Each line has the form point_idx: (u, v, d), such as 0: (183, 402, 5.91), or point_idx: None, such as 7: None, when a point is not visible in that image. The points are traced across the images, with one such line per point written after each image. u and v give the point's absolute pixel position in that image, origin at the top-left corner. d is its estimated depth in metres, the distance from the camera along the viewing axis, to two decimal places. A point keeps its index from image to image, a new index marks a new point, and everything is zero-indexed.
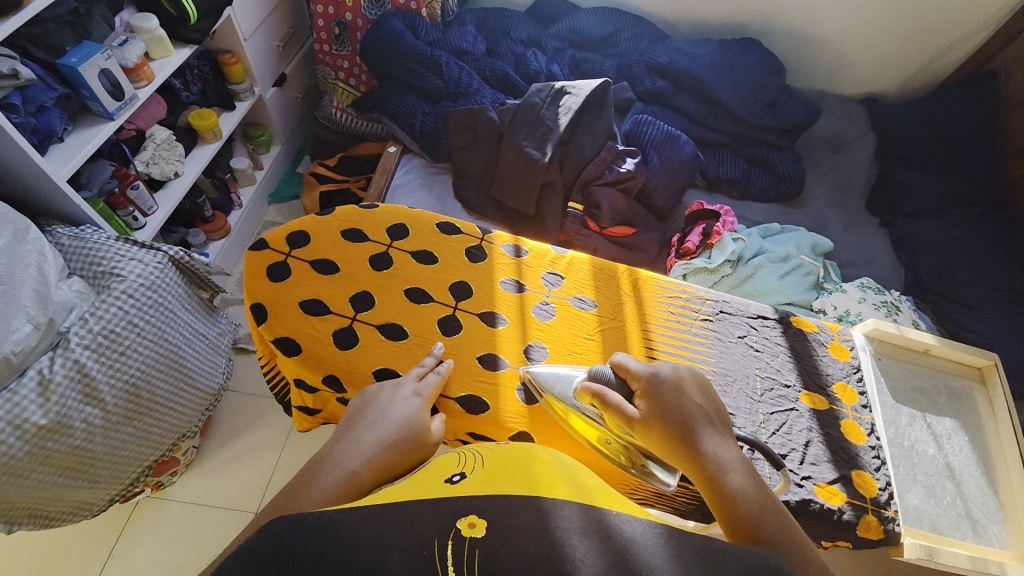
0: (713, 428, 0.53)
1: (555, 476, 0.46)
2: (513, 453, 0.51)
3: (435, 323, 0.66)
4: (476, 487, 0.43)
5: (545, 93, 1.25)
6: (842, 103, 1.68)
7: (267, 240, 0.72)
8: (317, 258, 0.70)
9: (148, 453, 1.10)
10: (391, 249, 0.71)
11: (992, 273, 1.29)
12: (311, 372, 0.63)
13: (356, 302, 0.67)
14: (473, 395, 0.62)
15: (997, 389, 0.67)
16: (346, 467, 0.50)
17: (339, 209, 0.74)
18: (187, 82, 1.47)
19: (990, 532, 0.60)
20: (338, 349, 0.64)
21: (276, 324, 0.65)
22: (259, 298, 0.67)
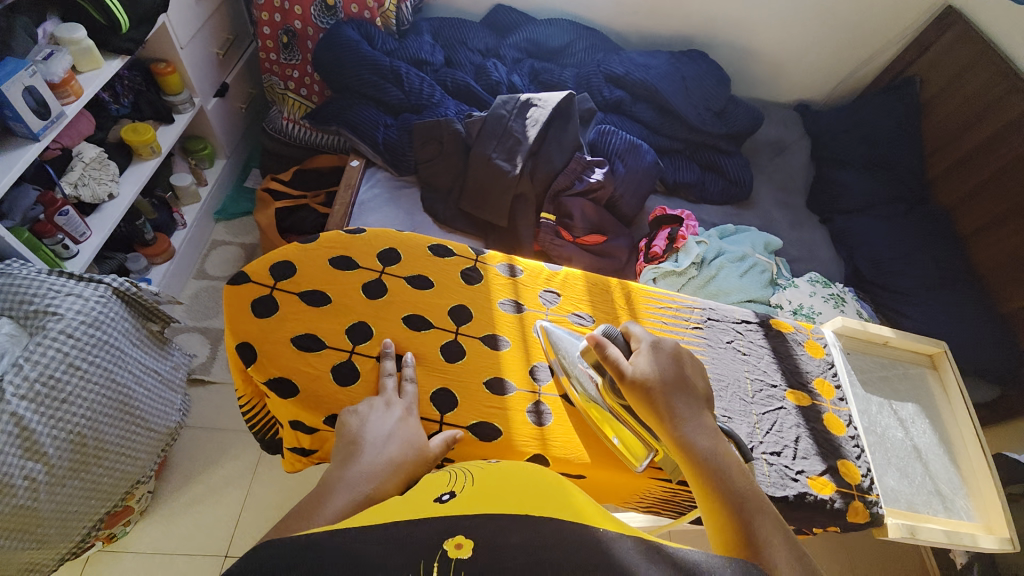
0: (696, 408, 0.57)
1: (547, 495, 0.47)
2: (503, 471, 0.52)
3: (439, 350, 0.65)
4: (470, 508, 0.44)
5: (511, 105, 1.26)
6: (780, 110, 1.82)
7: (247, 273, 0.67)
8: (305, 289, 0.67)
9: (99, 505, 1.00)
10: (384, 275, 0.69)
11: (919, 262, 1.44)
12: (311, 413, 0.60)
13: (353, 333, 0.64)
14: (485, 422, 0.62)
15: (948, 373, 0.75)
16: (360, 489, 0.51)
17: (325, 236, 0.70)
18: (117, 95, 1.34)
19: (958, 505, 0.66)
20: (339, 386, 0.61)
21: (269, 364, 0.61)
22: (247, 336, 0.63)
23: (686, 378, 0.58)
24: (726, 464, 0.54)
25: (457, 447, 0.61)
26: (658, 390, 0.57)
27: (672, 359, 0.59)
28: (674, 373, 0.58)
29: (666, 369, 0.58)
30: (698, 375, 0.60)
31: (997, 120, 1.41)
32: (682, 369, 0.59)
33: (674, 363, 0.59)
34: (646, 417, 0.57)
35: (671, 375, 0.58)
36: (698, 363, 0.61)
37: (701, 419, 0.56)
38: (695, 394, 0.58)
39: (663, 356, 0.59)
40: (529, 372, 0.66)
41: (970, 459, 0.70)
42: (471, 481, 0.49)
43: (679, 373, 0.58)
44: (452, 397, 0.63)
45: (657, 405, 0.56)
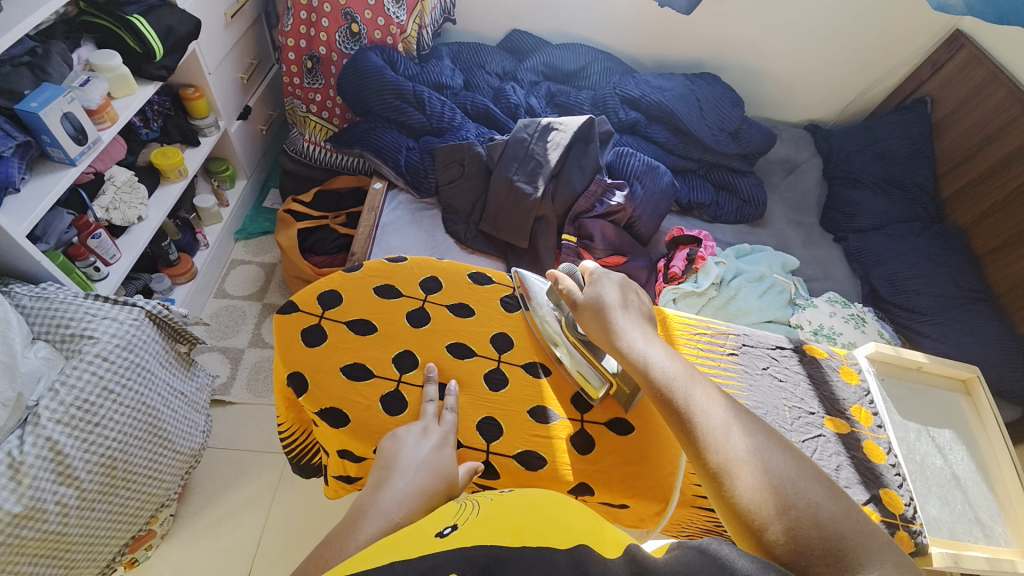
0: (641, 322, 0.63)
1: (558, 524, 0.43)
2: (510, 499, 0.47)
3: (483, 379, 0.66)
4: (474, 539, 0.39)
5: (532, 129, 1.28)
6: (791, 130, 1.84)
7: (296, 302, 0.68)
8: (352, 318, 0.67)
9: (125, 529, 1.01)
10: (427, 304, 0.70)
11: (939, 281, 1.43)
12: (362, 443, 0.60)
13: (399, 362, 0.65)
14: (530, 451, 0.62)
15: (981, 399, 0.75)
16: (389, 516, 0.47)
17: (370, 265, 0.72)
18: (147, 119, 1.38)
19: (997, 533, 0.66)
20: (387, 415, 0.61)
21: (319, 393, 0.62)
22: (298, 365, 0.64)
23: (631, 303, 0.65)
24: (667, 361, 0.59)
25: (505, 477, 0.62)
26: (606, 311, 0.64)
27: (619, 286, 0.66)
28: (616, 296, 0.65)
29: (613, 294, 0.65)
30: (643, 301, 0.67)
31: (1012, 140, 1.43)
32: (626, 294, 0.66)
33: (620, 290, 0.66)
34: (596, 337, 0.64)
35: (616, 298, 0.65)
36: (641, 293, 0.68)
37: (642, 330, 0.62)
38: (639, 314, 0.64)
39: (612, 285, 0.66)
40: (571, 401, 0.67)
41: (1008, 486, 0.70)
42: (475, 513, 0.45)
43: (623, 297, 0.65)
44: (498, 426, 0.63)
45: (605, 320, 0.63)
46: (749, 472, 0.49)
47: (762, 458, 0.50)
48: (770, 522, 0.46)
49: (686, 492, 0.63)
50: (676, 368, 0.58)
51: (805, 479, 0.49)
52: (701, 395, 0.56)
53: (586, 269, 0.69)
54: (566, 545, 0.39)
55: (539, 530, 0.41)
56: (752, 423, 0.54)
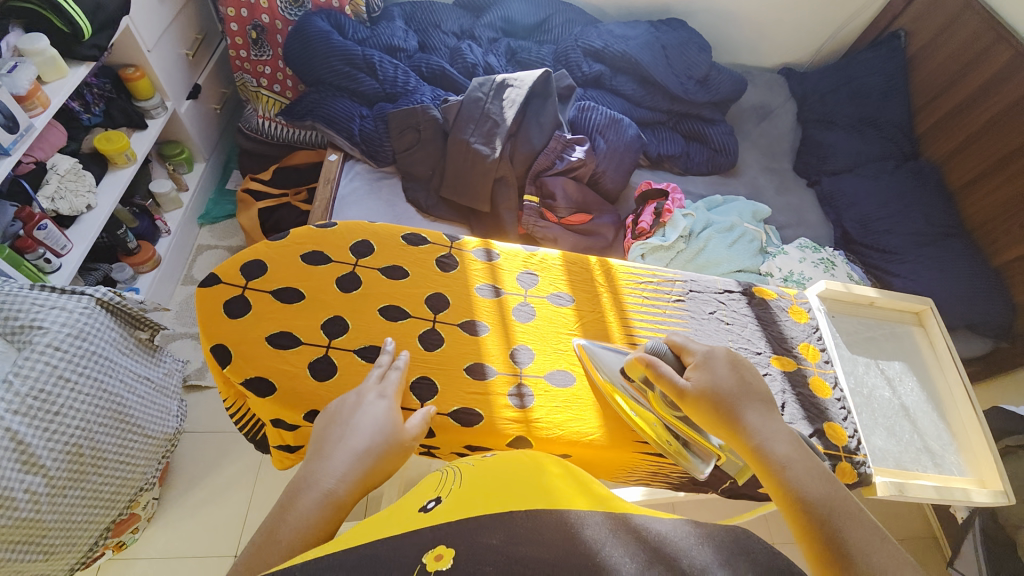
0: (768, 415, 0.56)
1: (548, 484, 0.42)
2: (492, 463, 0.47)
3: (417, 339, 0.63)
4: (455, 512, 0.39)
5: (487, 87, 1.23)
6: (764, 75, 1.78)
7: (217, 274, 0.65)
8: (277, 286, 0.64)
9: (103, 514, 1.02)
10: (358, 267, 0.67)
11: (910, 219, 1.41)
12: (291, 411, 0.59)
13: (328, 328, 0.62)
14: (467, 408, 0.60)
15: (934, 329, 0.74)
16: (324, 485, 0.45)
17: (296, 231, 0.68)
18: (87, 104, 1.31)
19: (949, 461, 0.67)
20: (316, 381, 0.59)
21: (244, 364, 0.60)
22: (221, 337, 0.61)
23: (746, 384, 0.58)
24: (809, 475, 0.51)
25: (441, 435, 0.60)
26: (722, 397, 0.56)
27: (732, 366, 0.59)
28: (737, 382, 0.57)
29: (728, 377, 0.58)
30: (758, 379, 0.59)
31: (987, 69, 1.39)
32: (741, 376, 0.58)
33: (732, 371, 0.59)
34: (708, 423, 0.57)
35: (732, 382, 0.57)
36: (755, 368, 0.60)
37: (774, 426, 0.55)
38: (759, 401, 0.57)
39: (722, 364, 0.59)
40: (509, 355, 0.64)
41: (959, 413, 0.70)
42: (460, 482, 0.44)
43: (741, 380, 0.58)
44: (433, 386, 0.61)
45: (725, 409, 0.56)
46: None
47: None
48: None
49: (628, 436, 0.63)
50: (820, 486, 0.50)
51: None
52: (856, 528, 0.46)
53: (685, 348, 0.61)
54: (551, 507, 0.38)
55: (525, 490, 0.41)
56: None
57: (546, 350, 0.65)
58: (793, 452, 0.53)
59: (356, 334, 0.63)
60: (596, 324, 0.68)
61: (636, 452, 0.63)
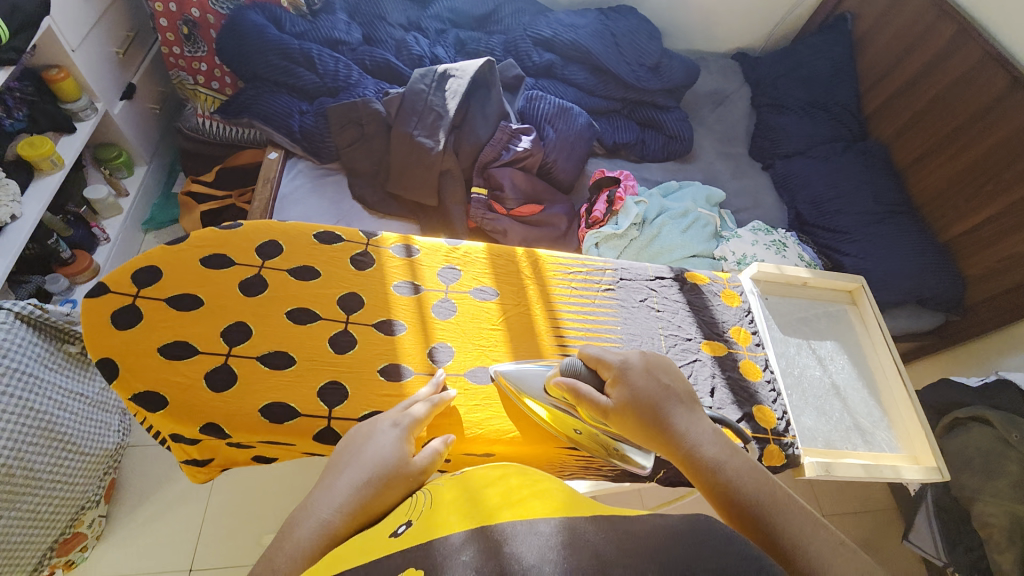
0: (693, 415, 0.55)
1: (523, 490, 0.41)
2: (464, 478, 0.46)
3: (326, 342, 0.60)
4: (421, 536, 0.38)
5: (429, 78, 1.20)
6: (718, 60, 1.77)
7: (106, 283, 0.60)
8: (174, 293, 0.60)
9: (43, 534, 0.96)
10: (264, 269, 0.63)
11: (861, 199, 1.43)
12: (185, 425, 0.54)
13: (228, 336, 0.59)
14: (378, 412, 0.57)
15: (865, 306, 0.77)
16: (323, 517, 0.45)
17: (196, 234, 0.64)
18: (9, 109, 1.24)
19: (879, 438, 0.68)
20: (212, 392, 0.55)
21: (133, 378, 0.56)
22: (109, 351, 0.57)
23: (667, 387, 0.56)
24: (744, 470, 0.50)
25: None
26: (644, 405, 0.54)
27: (651, 370, 0.57)
28: (656, 388, 0.55)
29: (649, 385, 0.55)
30: (677, 378, 0.58)
31: (929, 48, 1.40)
32: (660, 379, 0.57)
33: (650, 373, 0.57)
34: (637, 434, 0.54)
35: (653, 388, 0.55)
36: (672, 366, 0.59)
37: (699, 429, 0.53)
38: (681, 402, 0.55)
39: (643, 372, 0.57)
40: (427, 354, 0.62)
41: (893, 391, 0.72)
42: (429, 503, 0.43)
43: (661, 385, 0.56)
44: (342, 390, 0.57)
45: (649, 418, 0.54)
46: None
47: None
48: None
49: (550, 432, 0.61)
50: (754, 481, 0.49)
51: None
52: (794, 518, 0.46)
53: (600, 361, 0.58)
54: (514, 517, 0.36)
55: (504, 499, 0.40)
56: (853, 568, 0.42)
57: (465, 347, 0.63)
58: (720, 451, 0.51)
59: (260, 340, 0.59)
60: (520, 319, 0.67)
61: (556, 446, 0.60)
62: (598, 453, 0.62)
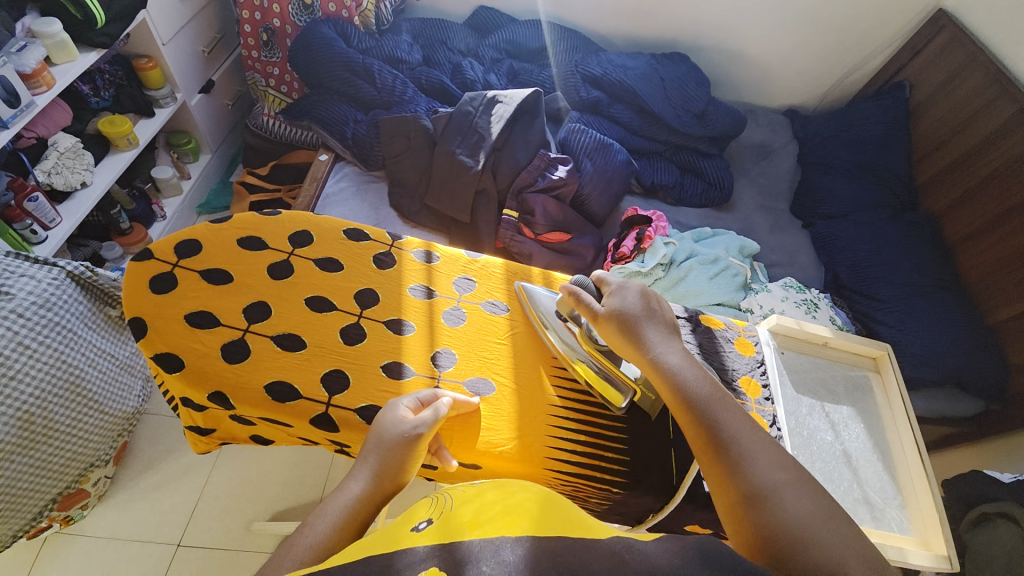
0: (665, 333, 0.62)
1: (540, 514, 0.41)
2: (485, 490, 0.46)
3: (337, 333, 0.62)
4: (449, 535, 0.38)
5: (477, 102, 1.27)
6: (768, 115, 1.77)
7: (152, 250, 0.65)
8: (208, 267, 0.65)
9: (49, 485, 1.00)
10: (293, 256, 0.67)
11: (904, 269, 1.37)
12: (196, 390, 0.57)
13: (250, 313, 0.62)
14: (375, 406, 0.58)
15: (889, 376, 0.77)
16: (351, 492, 0.49)
17: (237, 216, 0.69)
18: (97, 88, 1.38)
19: (889, 516, 0.68)
20: (226, 363, 0.58)
21: (157, 340, 0.59)
22: (141, 311, 0.61)
23: (653, 312, 0.63)
24: (697, 380, 0.57)
25: (345, 432, 0.58)
26: (631, 319, 0.61)
27: (641, 295, 0.64)
28: (647, 313, 0.62)
29: (637, 303, 0.63)
30: (666, 311, 0.65)
31: (987, 125, 1.36)
32: (652, 306, 0.64)
33: (642, 299, 0.64)
34: (619, 347, 0.62)
35: (639, 307, 0.62)
36: (664, 300, 0.65)
37: (669, 343, 0.60)
38: (662, 324, 0.62)
39: (632, 294, 0.64)
40: (430, 358, 0.63)
41: (909, 466, 0.71)
42: (448, 503, 0.44)
43: (647, 307, 0.62)
44: (344, 379, 0.59)
45: (637, 335, 0.61)
46: (773, 505, 0.49)
47: (789, 493, 0.50)
48: (784, 561, 0.46)
49: (542, 451, 0.60)
50: (705, 387, 0.57)
51: (822, 518, 0.48)
52: (732, 420, 0.55)
53: (601, 280, 0.66)
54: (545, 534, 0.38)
55: (523, 521, 0.40)
56: (776, 457, 0.53)
57: (469, 355, 0.64)
58: (686, 364, 0.59)
59: (277, 321, 0.62)
60: (527, 335, 0.68)
61: (542, 465, 0.60)
62: (586, 480, 0.61)
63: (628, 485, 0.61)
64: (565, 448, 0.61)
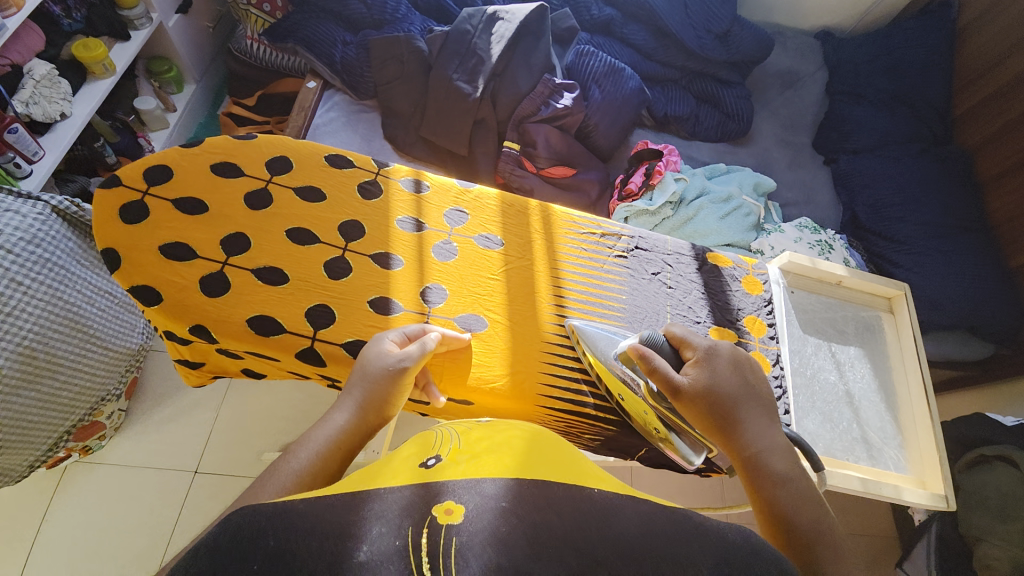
0: (757, 417, 0.55)
1: (548, 460, 0.40)
2: (482, 429, 0.45)
3: (320, 266, 0.59)
4: (462, 474, 0.38)
5: (476, 19, 1.16)
6: (796, 37, 1.61)
7: (120, 177, 0.61)
8: (181, 196, 0.61)
9: (61, 418, 1.03)
10: (271, 185, 0.63)
11: (928, 209, 1.29)
12: (177, 323, 0.56)
13: (228, 245, 0.59)
14: (361, 341, 0.56)
15: (903, 317, 0.74)
16: (335, 422, 0.48)
17: (208, 140, 0.64)
18: (69, 8, 1.27)
19: (886, 455, 0.67)
20: (206, 296, 0.56)
21: (133, 272, 0.57)
22: (114, 242, 0.58)
23: (746, 386, 0.56)
24: (794, 489, 0.51)
25: (332, 367, 0.56)
26: (721, 399, 0.54)
27: (735, 366, 0.56)
28: (739, 384, 0.55)
29: (728, 377, 0.55)
30: (761, 382, 0.57)
31: None
32: (744, 376, 0.56)
33: (734, 370, 0.56)
34: (705, 428, 0.54)
35: (734, 383, 0.55)
36: (757, 370, 0.58)
37: (766, 435, 0.54)
38: (756, 403, 0.55)
39: (724, 363, 0.56)
40: (420, 293, 0.60)
41: (912, 407, 0.70)
42: (454, 442, 0.43)
43: (741, 382, 0.55)
44: (330, 313, 0.57)
45: (726, 415, 0.54)
46: None
47: None
48: None
49: (534, 388, 0.59)
50: (800, 498, 0.51)
51: None
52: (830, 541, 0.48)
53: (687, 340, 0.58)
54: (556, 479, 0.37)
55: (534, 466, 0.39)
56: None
57: (458, 291, 0.61)
58: (782, 462, 0.52)
59: (258, 254, 0.59)
60: (521, 271, 0.65)
61: (533, 403, 0.59)
62: (579, 418, 0.60)
63: (620, 423, 0.61)
64: (557, 386, 0.60)
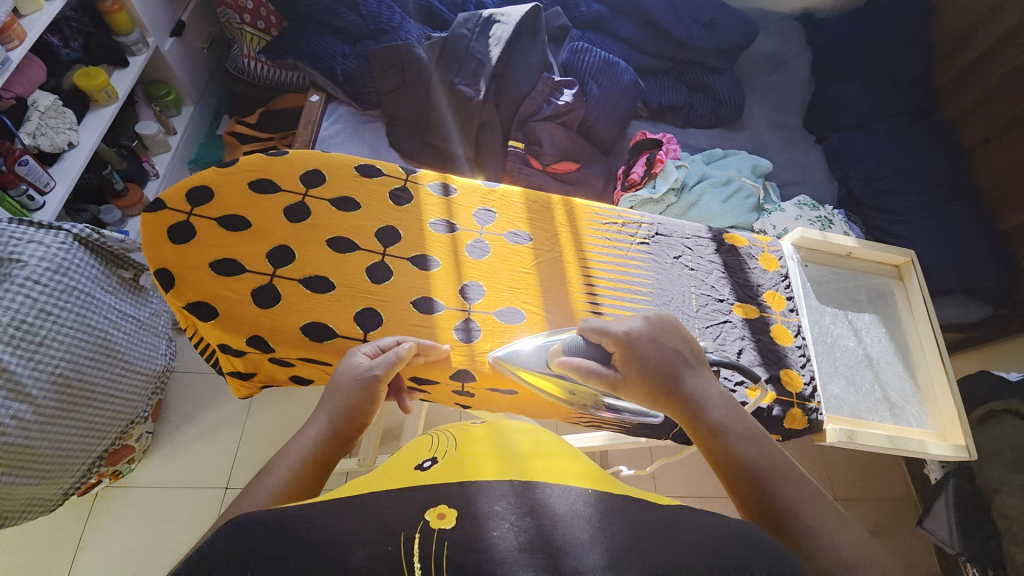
0: (693, 375, 0.55)
1: (551, 466, 0.46)
2: (481, 435, 0.52)
3: (363, 272, 0.62)
4: (448, 475, 0.44)
5: (472, 23, 1.19)
6: (779, 21, 1.65)
7: (163, 199, 0.64)
8: (224, 214, 0.64)
9: (96, 443, 1.05)
10: (308, 198, 0.66)
11: (919, 179, 1.34)
12: (233, 336, 0.58)
13: (275, 258, 0.62)
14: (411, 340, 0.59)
15: (912, 282, 0.78)
16: (308, 436, 0.48)
17: (243, 158, 0.66)
18: (66, 38, 1.28)
19: (908, 413, 0.71)
20: (258, 308, 0.59)
21: (187, 289, 0.60)
22: (165, 262, 0.61)
23: (672, 348, 0.57)
24: (743, 438, 0.50)
25: None
26: (650, 366, 0.55)
27: (659, 332, 0.58)
28: (665, 352, 0.56)
29: (652, 342, 0.56)
30: (686, 341, 0.58)
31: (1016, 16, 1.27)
32: (668, 341, 0.57)
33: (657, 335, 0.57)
34: (644, 400, 0.55)
35: (658, 349, 0.56)
36: (683, 331, 0.59)
37: (705, 391, 0.54)
38: (690, 363, 0.56)
39: (647, 333, 0.57)
40: (459, 291, 0.63)
41: (927, 366, 0.74)
42: (449, 446, 0.50)
43: (665, 347, 0.56)
44: (377, 317, 0.60)
45: (656, 381, 0.55)
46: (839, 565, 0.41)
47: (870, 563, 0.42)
48: None
49: None
50: (754, 446, 0.50)
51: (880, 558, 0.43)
52: (795, 486, 0.46)
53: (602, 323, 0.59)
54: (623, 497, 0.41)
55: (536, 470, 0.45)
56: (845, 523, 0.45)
57: (495, 287, 0.64)
58: (723, 413, 0.52)
59: (302, 264, 0.62)
60: (552, 263, 0.68)
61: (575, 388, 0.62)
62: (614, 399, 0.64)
63: None
64: None
